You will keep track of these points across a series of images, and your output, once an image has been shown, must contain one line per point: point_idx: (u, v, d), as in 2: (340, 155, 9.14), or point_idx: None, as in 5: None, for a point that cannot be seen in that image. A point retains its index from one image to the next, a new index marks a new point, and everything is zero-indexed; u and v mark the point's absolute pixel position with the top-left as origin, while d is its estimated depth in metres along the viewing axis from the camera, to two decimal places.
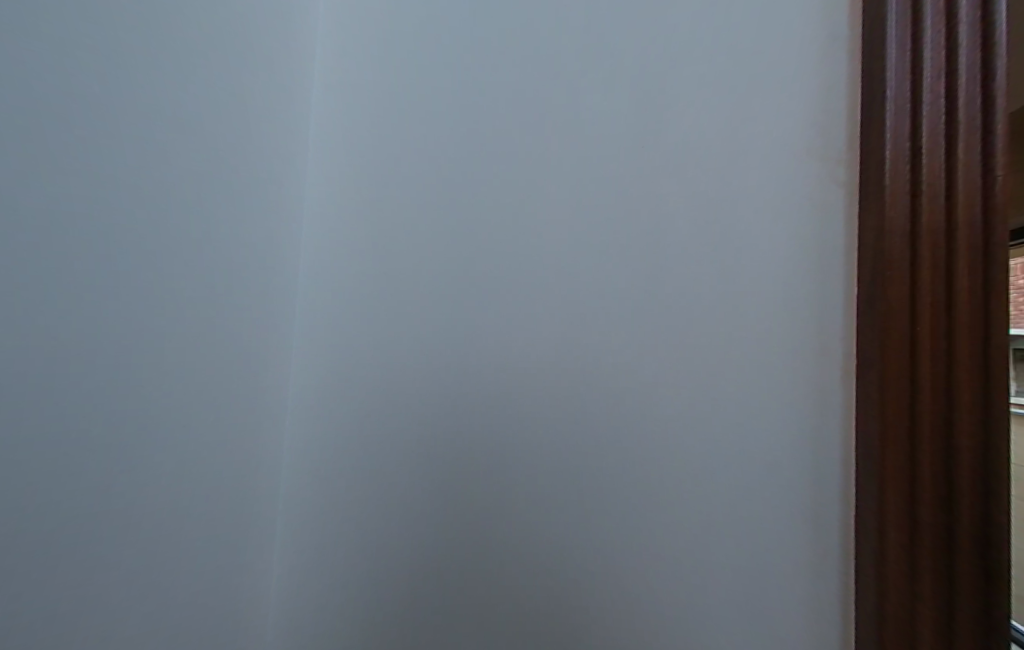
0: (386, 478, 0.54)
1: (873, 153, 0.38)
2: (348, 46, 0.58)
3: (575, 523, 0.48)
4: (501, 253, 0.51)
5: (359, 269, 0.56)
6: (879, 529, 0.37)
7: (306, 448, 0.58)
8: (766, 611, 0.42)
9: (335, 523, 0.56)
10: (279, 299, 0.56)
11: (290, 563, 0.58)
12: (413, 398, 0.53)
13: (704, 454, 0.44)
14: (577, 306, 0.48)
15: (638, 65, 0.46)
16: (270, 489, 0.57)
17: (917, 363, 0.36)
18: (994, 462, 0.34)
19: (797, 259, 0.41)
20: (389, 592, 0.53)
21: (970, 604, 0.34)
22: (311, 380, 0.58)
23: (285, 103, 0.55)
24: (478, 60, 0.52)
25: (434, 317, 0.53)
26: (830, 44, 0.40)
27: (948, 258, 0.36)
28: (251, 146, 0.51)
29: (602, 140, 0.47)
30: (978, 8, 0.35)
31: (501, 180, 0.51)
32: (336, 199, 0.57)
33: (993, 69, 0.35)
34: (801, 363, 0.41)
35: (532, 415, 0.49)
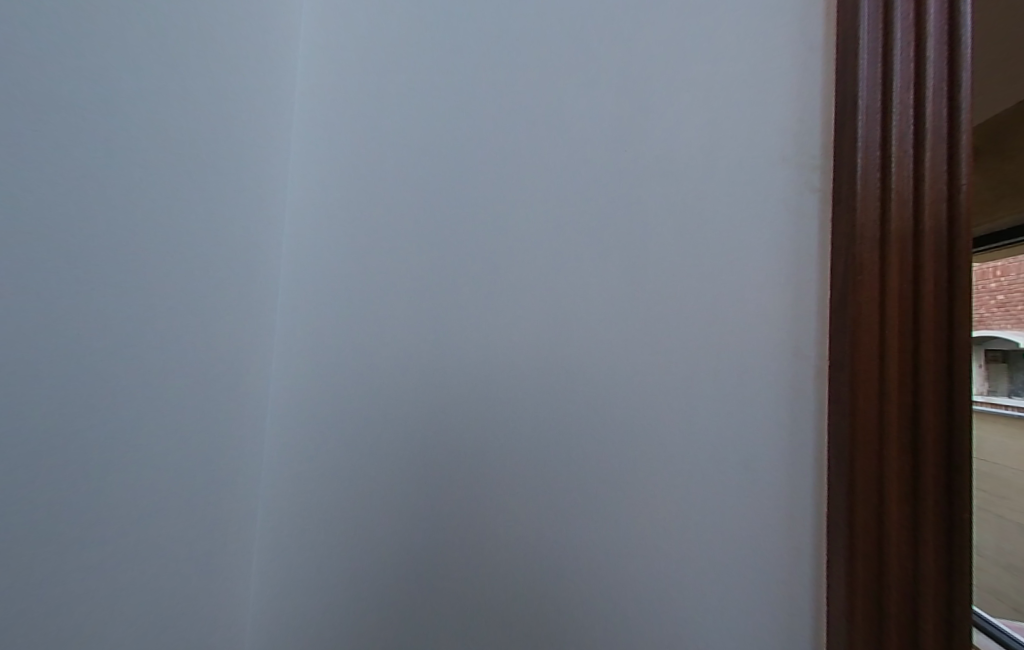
0: (371, 490, 0.50)
1: (844, 159, 0.39)
2: (338, 22, 0.53)
3: (561, 533, 0.45)
4: (494, 241, 0.48)
5: (343, 264, 0.52)
6: (850, 519, 0.38)
7: (290, 460, 0.52)
8: (746, 615, 0.42)
9: (319, 541, 0.51)
10: (259, 295, 0.50)
11: (266, 588, 0.52)
12: (399, 402, 0.49)
13: (686, 452, 0.43)
14: (579, 297, 0.46)
15: (649, 53, 0.45)
16: (248, 507, 0.51)
17: (886, 357, 0.37)
18: (956, 451, 0.36)
19: (773, 256, 0.42)
20: (366, 607, 0.49)
21: (934, 584, 0.36)
22: (295, 386, 0.53)
23: (268, 80, 0.50)
24: (474, 46, 0.49)
25: (424, 317, 0.49)
26: (804, 48, 0.41)
27: (914, 264, 0.37)
28: (232, 118, 0.46)
29: (610, 127, 0.45)
30: (944, 26, 0.37)
31: (495, 171, 0.48)
32: (315, 187, 0.53)
33: (959, 85, 0.37)
34: (777, 359, 0.41)
35: (527, 414, 0.46)
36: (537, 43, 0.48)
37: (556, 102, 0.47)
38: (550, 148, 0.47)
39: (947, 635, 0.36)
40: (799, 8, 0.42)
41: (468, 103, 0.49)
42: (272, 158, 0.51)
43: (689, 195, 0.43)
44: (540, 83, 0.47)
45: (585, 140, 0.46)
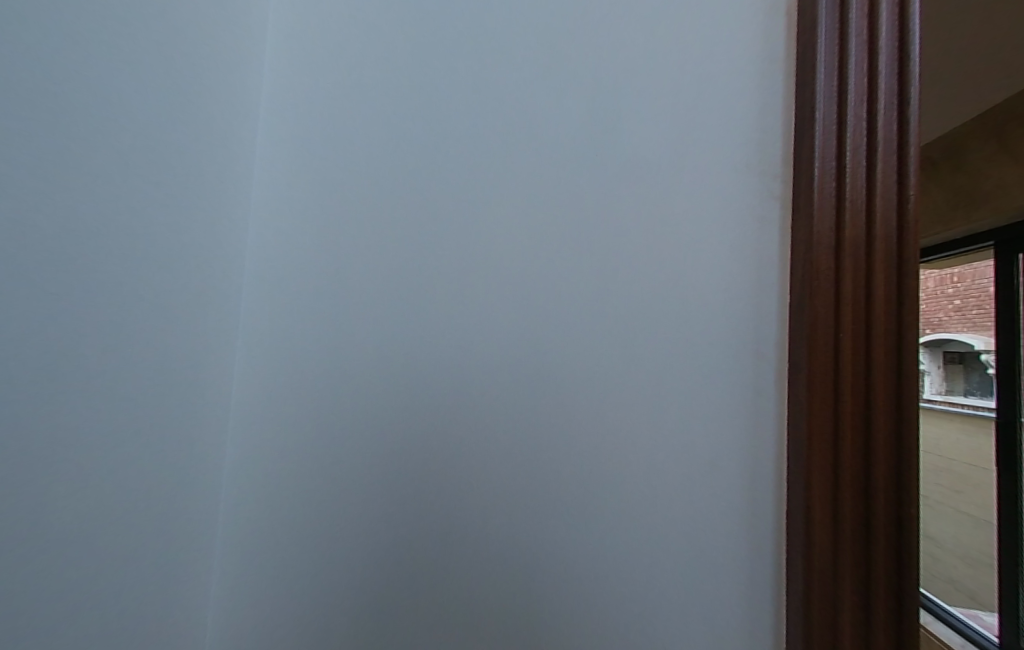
0: (337, 491, 0.49)
1: (803, 170, 0.40)
2: (307, 23, 0.52)
3: (528, 537, 0.46)
4: (463, 239, 0.48)
5: (310, 268, 0.51)
6: (806, 513, 0.39)
7: (253, 469, 0.51)
8: (710, 614, 0.43)
9: (283, 550, 0.50)
10: (220, 298, 0.49)
11: (225, 599, 0.51)
12: (366, 408, 0.49)
13: (652, 452, 0.44)
14: (544, 296, 0.46)
15: (615, 63, 0.46)
16: (208, 516, 0.50)
17: (841, 357, 0.39)
18: (903, 444, 0.38)
19: (736, 259, 0.43)
20: (334, 601, 0.49)
21: (883, 570, 0.38)
22: (258, 392, 0.51)
23: (233, 80, 0.49)
24: (443, 52, 0.49)
25: (390, 321, 0.49)
26: (766, 62, 0.43)
27: (867, 271, 0.39)
28: (193, 112, 0.45)
29: (579, 132, 0.46)
30: (894, 46, 0.40)
31: (463, 176, 0.48)
32: (282, 188, 0.52)
33: (907, 102, 0.39)
34: (740, 359, 0.43)
35: (495, 412, 0.47)
36: (509, 48, 0.48)
37: (523, 110, 0.48)
38: (515, 156, 0.48)
39: (895, 623, 0.38)
40: (760, 24, 0.43)
41: (439, 103, 0.49)
42: (237, 159, 0.50)
43: (655, 202, 0.44)
44: (511, 88, 0.48)
45: (552, 148, 0.47)
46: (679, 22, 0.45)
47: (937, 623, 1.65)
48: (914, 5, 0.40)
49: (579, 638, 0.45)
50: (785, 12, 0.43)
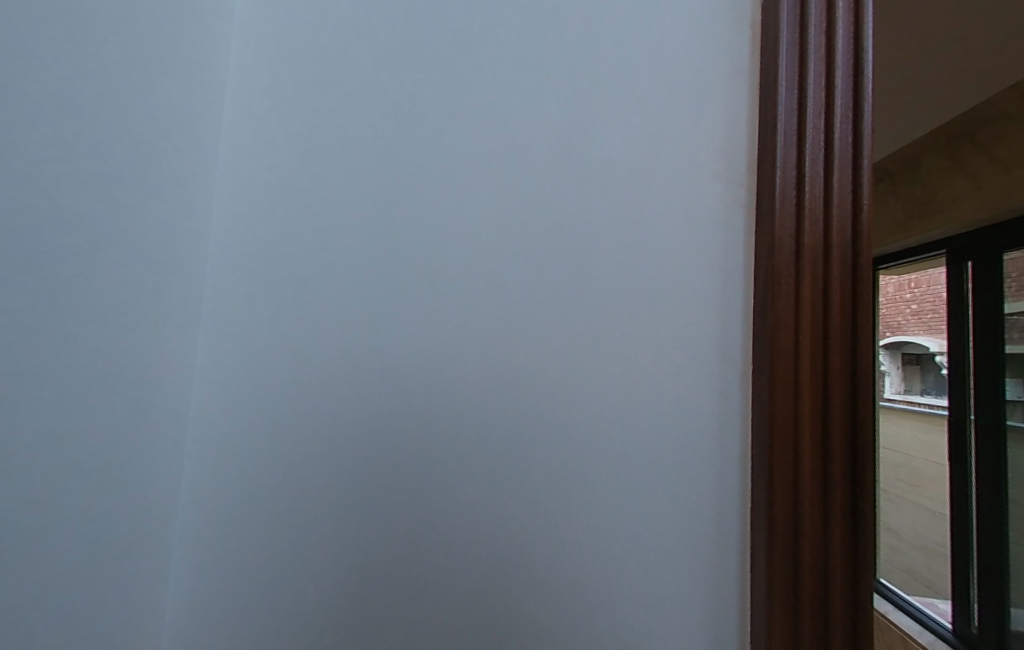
0: (303, 495, 0.47)
1: (765, 178, 0.42)
2: (276, 12, 0.50)
3: (503, 542, 0.45)
4: (436, 234, 0.47)
5: (276, 267, 0.48)
6: (769, 506, 0.41)
7: (214, 476, 0.49)
8: (680, 612, 0.44)
9: (244, 561, 0.48)
10: (177, 299, 0.47)
11: (182, 612, 0.49)
12: (335, 414, 0.47)
13: (624, 450, 0.44)
14: (519, 294, 0.46)
15: (589, 66, 0.46)
16: (164, 527, 0.48)
17: (801, 357, 0.41)
18: (858, 439, 0.40)
19: (705, 261, 0.44)
20: (300, 608, 0.47)
21: (841, 559, 0.40)
22: (220, 397, 0.49)
23: (195, 70, 0.47)
24: (417, 49, 0.48)
25: (360, 323, 0.47)
26: (732, 73, 0.45)
27: (825, 276, 0.41)
28: (155, 102, 0.44)
29: (555, 133, 0.46)
30: (849, 61, 0.42)
31: (438, 174, 0.47)
32: (245, 183, 0.49)
33: (861, 116, 0.41)
34: (707, 358, 0.44)
35: (469, 412, 0.46)
36: (485, 45, 0.48)
37: (498, 111, 0.47)
38: (490, 157, 0.47)
39: (852, 613, 0.40)
40: (727, 37, 0.45)
41: (412, 97, 0.48)
42: (198, 153, 0.48)
43: (628, 206, 0.45)
44: (487, 85, 0.47)
45: (527, 147, 0.47)
46: (650, 31, 0.46)
47: (897, 612, 1.72)
48: (866, 23, 0.42)
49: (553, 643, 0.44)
50: (749, 27, 0.45)
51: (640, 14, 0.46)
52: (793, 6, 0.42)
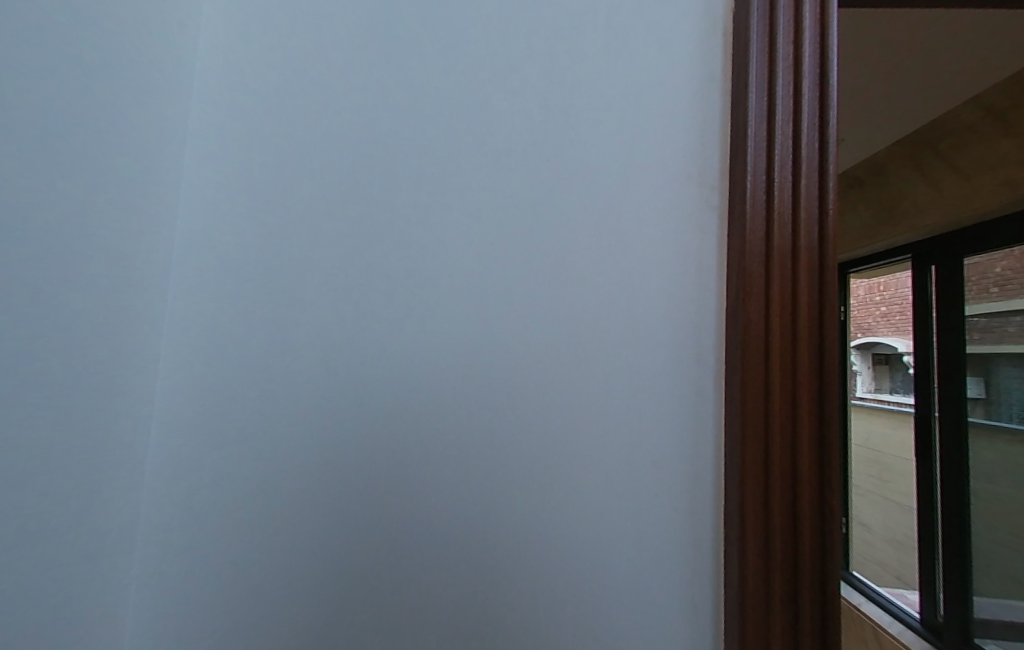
0: (276, 497, 0.46)
1: (737, 185, 0.44)
2: (246, 10, 0.50)
3: (481, 543, 0.45)
4: (412, 235, 0.47)
5: (246, 269, 0.48)
6: (741, 499, 0.42)
7: (179, 485, 0.47)
8: (656, 610, 0.45)
9: (211, 572, 0.47)
10: (139, 301, 0.45)
11: (147, 626, 0.47)
12: (307, 417, 0.47)
13: (600, 447, 0.45)
14: (492, 294, 0.46)
15: (559, 72, 0.47)
16: (123, 540, 0.45)
17: (771, 355, 0.42)
18: (824, 434, 0.42)
19: (679, 262, 0.46)
20: (275, 612, 0.46)
21: (809, 548, 0.42)
22: (185, 401, 0.47)
23: (159, 68, 0.46)
24: (388, 51, 0.49)
25: (332, 325, 0.47)
26: (705, 81, 0.46)
27: (793, 280, 0.43)
28: (124, 100, 0.43)
29: (529, 136, 0.47)
30: (815, 72, 0.44)
31: (413, 175, 0.47)
32: (213, 183, 0.49)
33: (827, 124, 0.43)
34: (680, 356, 0.45)
35: (443, 411, 0.46)
36: (457, 49, 0.48)
37: (471, 115, 0.48)
38: (462, 160, 0.47)
39: (820, 601, 0.42)
40: (699, 45, 0.47)
41: (386, 99, 0.48)
42: (163, 154, 0.47)
43: (604, 208, 0.46)
44: (460, 88, 0.48)
45: (500, 149, 0.47)
46: (620, 40, 0.47)
47: (868, 604, 1.79)
48: (831, 36, 0.44)
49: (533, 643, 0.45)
50: (721, 36, 0.46)
51: (609, 24, 0.47)
52: (761, 19, 0.44)
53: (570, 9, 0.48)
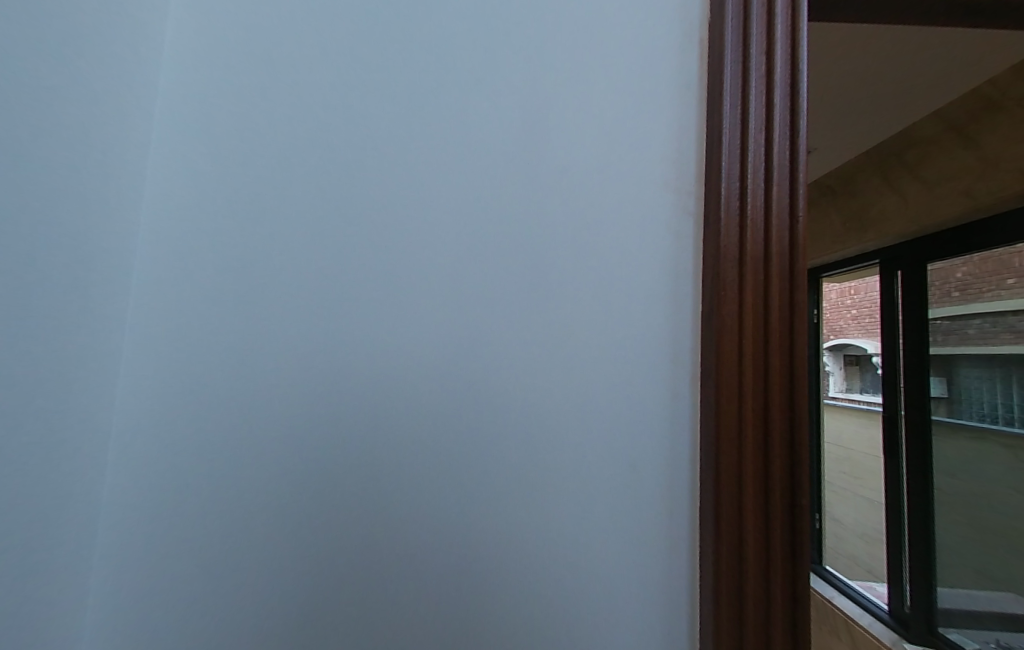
0: (250, 496, 0.46)
1: (712, 191, 0.46)
2: (217, 8, 0.50)
3: (460, 544, 0.46)
4: (388, 236, 0.47)
5: (218, 268, 0.48)
6: (716, 494, 0.44)
7: (143, 484, 0.46)
8: (635, 606, 0.46)
9: (179, 576, 0.46)
10: (102, 301, 0.44)
11: (110, 628, 0.46)
12: (280, 419, 0.47)
13: (578, 444, 0.46)
14: (468, 295, 0.47)
15: (533, 80, 0.48)
16: (84, 540, 0.45)
17: (744, 356, 0.44)
18: (794, 431, 0.44)
19: (657, 265, 0.47)
20: (249, 611, 0.46)
21: (781, 541, 0.44)
22: (151, 403, 0.47)
23: (127, 64, 0.45)
24: (366, 53, 0.49)
25: (307, 325, 0.47)
26: (683, 91, 0.48)
27: (766, 286, 0.44)
28: (96, 99, 0.43)
29: (506, 141, 0.48)
30: (787, 83, 0.46)
31: (390, 177, 0.48)
32: (182, 184, 0.48)
33: (797, 134, 0.45)
34: (658, 356, 0.47)
35: (420, 411, 0.47)
36: (433, 53, 0.49)
37: (447, 118, 0.48)
38: (437, 163, 0.48)
39: (791, 590, 0.43)
40: (676, 56, 0.48)
41: (362, 101, 0.48)
42: (130, 152, 0.46)
43: (584, 211, 0.47)
44: (437, 92, 0.48)
45: (476, 153, 0.48)
46: (593, 49, 0.49)
47: (839, 597, 1.86)
48: (801, 50, 0.46)
49: (512, 642, 0.45)
50: (697, 48, 0.48)
51: (582, 34, 0.49)
52: (735, 31, 0.46)
53: (544, 19, 0.49)
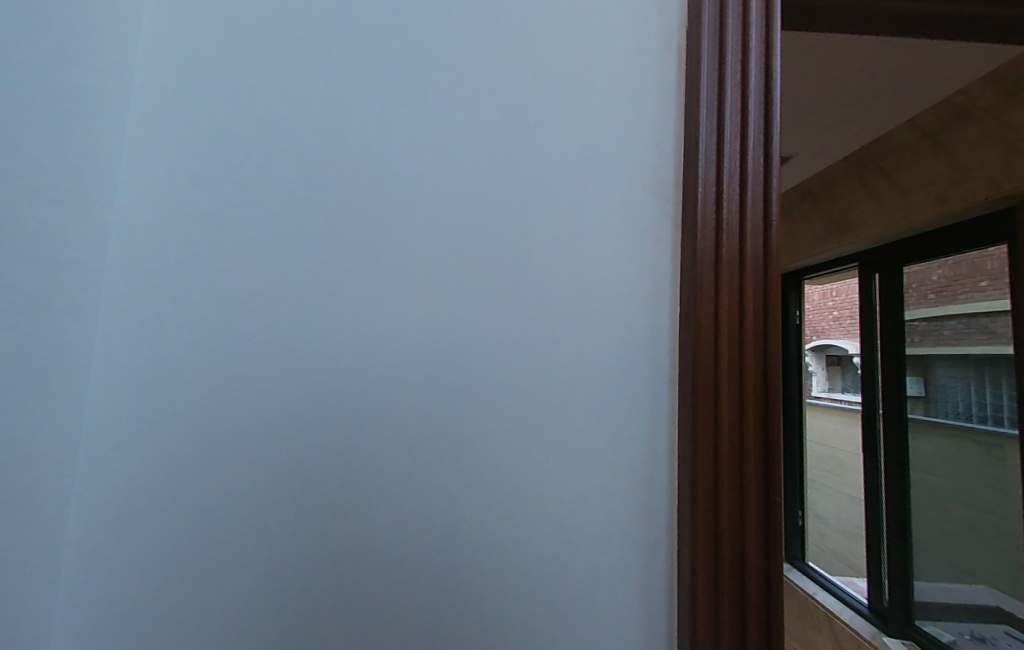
0: (227, 500, 0.46)
1: (689, 196, 0.47)
2: (192, 13, 0.50)
3: (442, 544, 0.46)
4: (369, 239, 0.48)
5: (192, 271, 0.47)
6: (693, 490, 0.45)
7: (112, 492, 0.45)
8: (617, 600, 0.47)
9: (152, 583, 0.45)
10: (72, 302, 0.43)
11: (78, 639, 0.44)
12: (257, 421, 0.46)
13: (559, 442, 0.47)
14: (447, 298, 0.48)
15: (509, 88, 0.50)
16: (51, 550, 0.43)
17: (720, 356, 0.46)
18: (768, 427, 0.46)
19: (637, 268, 0.49)
20: (229, 616, 0.45)
21: (757, 533, 0.45)
22: (121, 406, 0.46)
23: (100, 66, 0.45)
24: (346, 57, 0.49)
25: (286, 328, 0.47)
26: (662, 99, 0.50)
27: (740, 289, 0.46)
28: (69, 99, 0.42)
29: (484, 147, 0.49)
30: (761, 92, 0.48)
31: (370, 181, 0.48)
32: (157, 184, 0.48)
33: (770, 141, 0.47)
34: (637, 356, 0.48)
35: (400, 412, 0.47)
36: (410, 60, 0.49)
37: (426, 124, 0.49)
38: (418, 168, 0.49)
39: (765, 581, 0.45)
40: (654, 66, 0.50)
41: (341, 105, 0.49)
42: (102, 153, 0.46)
43: (565, 215, 0.49)
44: (415, 98, 0.49)
45: (455, 158, 0.49)
46: (569, 59, 0.50)
47: (822, 593, 1.89)
48: (775, 60, 0.48)
49: (498, 639, 0.46)
50: (675, 58, 0.50)
51: (558, 44, 0.50)
52: (712, 41, 0.48)
53: (520, 28, 0.50)
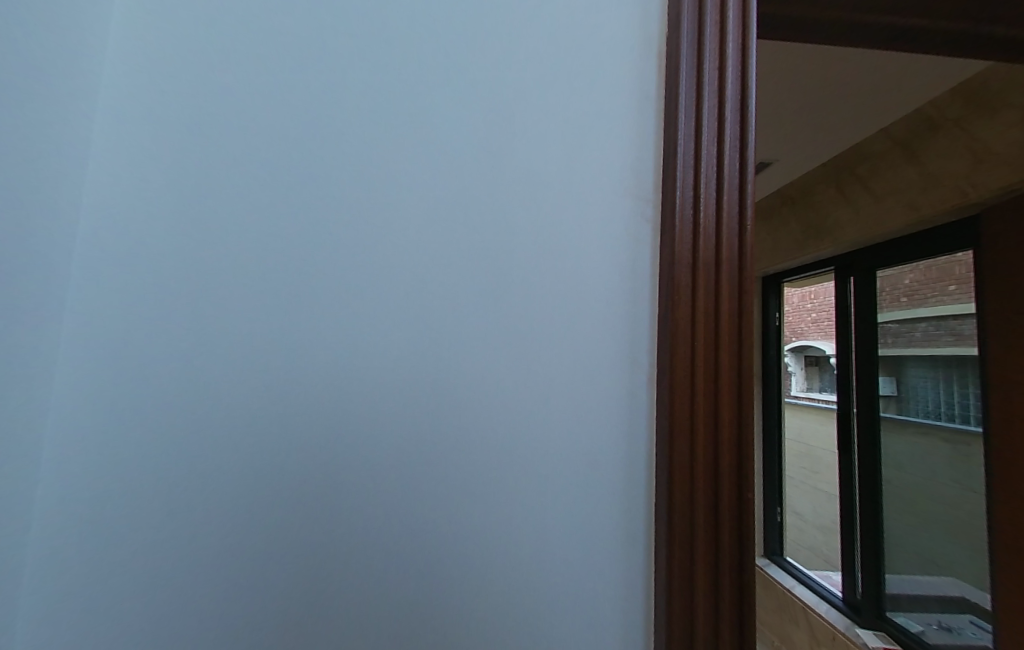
0: (204, 495, 0.46)
1: (667, 202, 0.49)
2: (167, 8, 0.49)
3: (421, 538, 0.47)
4: (349, 237, 0.48)
5: (167, 268, 0.47)
6: (669, 483, 0.47)
7: (82, 488, 0.45)
8: (595, 591, 0.48)
9: (123, 579, 0.45)
10: (42, 299, 0.43)
11: (49, 633, 0.45)
12: (233, 417, 0.47)
13: (539, 438, 0.49)
14: (425, 296, 0.49)
15: (488, 91, 0.51)
16: (19, 545, 0.43)
17: (696, 354, 0.47)
18: (742, 422, 0.48)
19: (616, 268, 0.50)
20: (206, 609, 0.45)
21: (731, 524, 0.47)
22: (93, 402, 0.46)
23: (72, 61, 0.45)
24: (326, 57, 0.50)
25: (263, 326, 0.47)
26: (642, 105, 0.51)
27: (717, 290, 0.48)
28: (40, 95, 0.42)
29: (463, 149, 0.50)
30: (737, 99, 0.49)
31: (350, 180, 0.49)
32: (132, 181, 0.48)
33: (745, 147, 0.49)
34: (616, 354, 0.50)
35: (378, 408, 0.48)
36: (389, 62, 0.50)
37: (405, 125, 0.50)
38: (397, 168, 0.49)
39: (738, 570, 0.47)
40: (634, 72, 0.51)
41: (320, 105, 0.49)
42: (74, 149, 0.46)
43: (547, 216, 0.50)
44: (395, 100, 0.50)
45: (434, 160, 0.50)
46: (549, 64, 0.51)
47: (799, 587, 1.94)
48: (751, 70, 0.50)
49: (478, 629, 0.47)
50: (654, 64, 0.52)
51: (538, 49, 0.51)
52: (690, 49, 0.49)
53: (499, 33, 0.51)
